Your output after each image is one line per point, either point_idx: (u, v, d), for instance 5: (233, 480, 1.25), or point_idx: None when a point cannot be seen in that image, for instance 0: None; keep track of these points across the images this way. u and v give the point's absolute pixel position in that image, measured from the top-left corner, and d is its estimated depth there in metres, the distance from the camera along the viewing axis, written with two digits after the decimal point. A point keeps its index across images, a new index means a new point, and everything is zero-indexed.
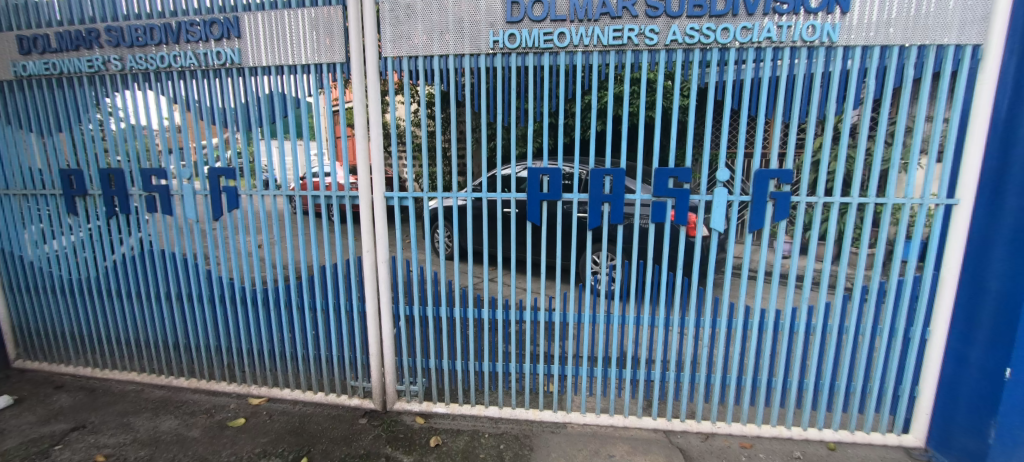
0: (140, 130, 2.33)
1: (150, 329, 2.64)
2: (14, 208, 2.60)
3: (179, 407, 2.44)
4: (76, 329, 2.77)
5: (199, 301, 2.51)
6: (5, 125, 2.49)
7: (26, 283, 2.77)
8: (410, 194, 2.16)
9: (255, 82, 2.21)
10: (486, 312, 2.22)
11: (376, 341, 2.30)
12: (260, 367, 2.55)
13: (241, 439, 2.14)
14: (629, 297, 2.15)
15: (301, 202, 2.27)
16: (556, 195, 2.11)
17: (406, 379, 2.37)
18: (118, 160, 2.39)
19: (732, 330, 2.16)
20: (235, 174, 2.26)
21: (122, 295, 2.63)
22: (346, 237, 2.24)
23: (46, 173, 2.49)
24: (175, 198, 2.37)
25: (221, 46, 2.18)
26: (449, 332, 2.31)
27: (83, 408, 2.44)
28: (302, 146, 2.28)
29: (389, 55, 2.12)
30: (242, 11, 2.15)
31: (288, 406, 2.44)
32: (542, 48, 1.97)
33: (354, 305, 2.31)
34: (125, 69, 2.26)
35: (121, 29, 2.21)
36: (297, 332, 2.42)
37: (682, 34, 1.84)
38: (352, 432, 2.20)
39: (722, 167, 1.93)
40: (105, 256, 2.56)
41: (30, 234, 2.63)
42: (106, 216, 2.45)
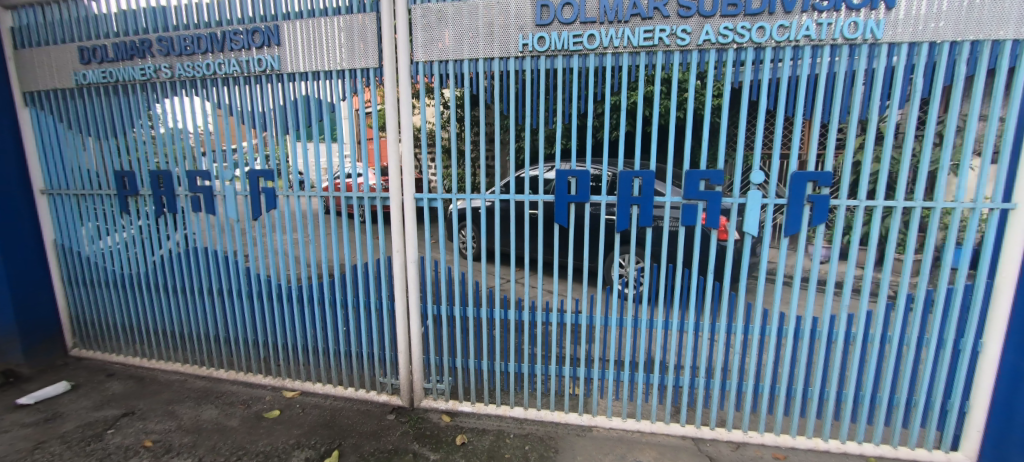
0: (186, 133, 2.46)
1: (193, 322, 2.79)
2: (73, 207, 2.80)
3: (220, 397, 2.56)
4: (127, 321, 2.94)
5: (238, 296, 2.63)
6: (66, 130, 2.67)
7: (83, 277, 2.97)
8: (439, 196, 2.20)
9: (293, 87, 2.30)
10: (513, 313, 2.22)
11: (404, 339, 2.35)
12: (294, 361, 2.64)
13: (277, 430, 2.23)
14: (658, 301, 2.11)
15: (334, 202, 2.34)
16: (583, 197, 2.10)
17: (433, 377, 2.40)
18: (166, 162, 2.53)
19: (765, 337, 2.09)
20: (273, 175, 2.36)
21: (168, 290, 2.78)
22: (377, 237, 2.29)
23: (101, 175, 2.66)
24: (218, 198, 2.49)
25: (262, 53, 2.28)
26: (475, 332, 2.33)
27: (133, 395, 2.60)
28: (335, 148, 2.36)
29: (420, 60, 2.16)
30: (282, 19, 2.24)
31: (320, 399, 2.52)
32: (572, 50, 1.97)
33: (384, 303, 2.37)
34: (174, 77, 2.40)
35: (171, 39, 2.35)
36: (330, 329, 2.50)
37: (715, 34, 1.81)
38: (381, 427, 2.25)
39: (756, 169, 1.88)
40: (153, 253, 2.72)
41: (88, 231, 2.82)
42: (155, 214, 2.60)
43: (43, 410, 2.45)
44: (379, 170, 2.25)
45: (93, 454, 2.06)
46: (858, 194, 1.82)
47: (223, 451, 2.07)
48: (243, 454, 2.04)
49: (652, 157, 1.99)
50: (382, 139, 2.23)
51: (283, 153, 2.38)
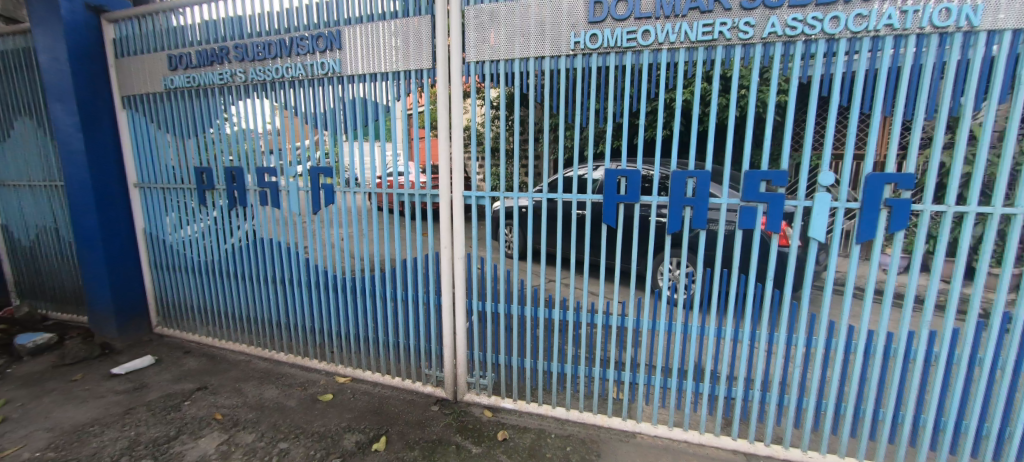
0: (256, 133, 2.65)
1: (258, 307, 3.00)
2: (160, 199, 3.11)
3: (280, 378, 2.75)
4: (201, 304, 3.23)
5: (299, 285, 2.81)
6: (156, 130, 2.97)
7: (166, 262, 3.29)
8: (487, 193, 2.22)
9: (352, 88, 2.42)
10: (557, 312, 2.21)
11: (449, 334, 2.41)
12: (347, 349, 2.78)
13: (330, 413, 2.36)
14: (710, 308, 2.02)
15: (386, 199, 2.44)
16: (633, 197, 2.05)
17: (476, 372, 2.44)
18: (238, 159, 2.74)
19: (831, 351, 1.94)
20: (332, 172, 2.49)
21: (237, 276, 3.02)
22: (426, 232, 2.36)
23: (182, 170, 2.94)
24: (282, 193, 2.67)
25: (325, 57, 2.42)
26: (519, 330, 2.35)
27: (205, 372, 2.85)
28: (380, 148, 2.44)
29: (472, 60, 2.20)
30: (343, 25, 2.36)
31: (369, 386, 2.64)
32: (625, 47, 1.93)
33: (431, 297, 2.44)
34: (248, 80, 2.60)
35: (246, 46, 2.55)
36: (380, 320, 2.61)
37: (782, 26, 1.70)
38: (425, 417, 2.32)
39: (825, 170, 1.75)
40: (224, 242, 2.96)
41: (171, 221, 3.13)
42: (228, 207, 2.83)
43: (132, 379, 2.75)
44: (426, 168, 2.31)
45: (173, 422, 2.27)
46: (947, 199, 1.64)
47: (283, 429, 2.22)
48: (301, 433, 2.18)
49: (709, 156, 1.90)
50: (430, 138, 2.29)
51: (337, 152, 2.52)
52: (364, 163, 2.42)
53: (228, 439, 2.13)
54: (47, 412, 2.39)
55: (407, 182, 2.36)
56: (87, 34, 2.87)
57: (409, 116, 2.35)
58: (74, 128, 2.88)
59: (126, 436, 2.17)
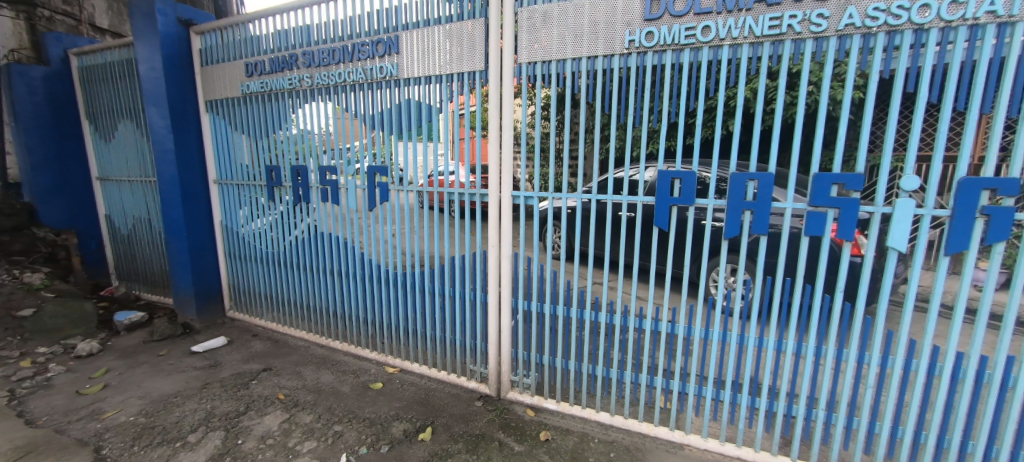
0: (319, 134, 2.83)
1: (317, 297, 3.21)
2: (235, 194, 3.40)
3: (335, 365, 2.92)
4: (267, 292, 3.50)
5: (354, 278, 2.97)
6: (233, 131, 3.26)
7: (238, 252, 3.59)
8: (536, 193, 2.23)
9: (407, 91, 2.52)
10: (604, 315, 2.18)
11: (495, 332, 2.45)
12: (396, 341, 2.90)
13: (380, 400, 2.48)
14: (770, 319, 1.90)
15: (432, 197, 2.52)
16: (687, 200, 1.97)
17: (520, 371, 2.46)
18: (303, 159, 2.95)
19: (910, 373, 1.76)
20: (386, 171, 2.62)
21: (298, 268, 3.24)
22: (473, 231, 2.41)
23: (254, 168, 3.20)
24: (341, 191, 2.84)
25: (383, 61, 2.54)
26: (563, 331, 2.34)
27: (269, 354, 3.08)
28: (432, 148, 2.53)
29: (524, 61, 2.22)
30: (401, 30, 2.46)
31: (416, 378, 2.74)
32: (683, 44, 1.86)
33: (477, 294, 2.48)
34: (313, 85, 2.79)
35: (312, 53, 2.74)
36: (428, 314, 2.70)
37: (861, 17, 1.57)
38: (469, 412, 2.37)
39: (908, 174, 1.58)
40: (289, 236, 3.19)
41: (244, 215, 3.42)
42: (293, 202, 3.05)
43: (207, 357, 3.03)
44: (469, 167, 2.36)
45: (242, 398, 2.49)
46: None
47: (337, 412, 2.36)
48: (353, 417, 2.31)
49: (774, 158, 1.79)
50: (475, 138, 2.35)
51: (385, 152, 2.65)
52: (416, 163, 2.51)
53: (289, 418, 2.30)
54: (140, 382, 2.70)
55: (457, 182, 2.41)
56: (178, 45, 3.20)
57: (461, 116, 2.41)
58: (166, 130, 3.22)
59: (203, 408, 2.40)
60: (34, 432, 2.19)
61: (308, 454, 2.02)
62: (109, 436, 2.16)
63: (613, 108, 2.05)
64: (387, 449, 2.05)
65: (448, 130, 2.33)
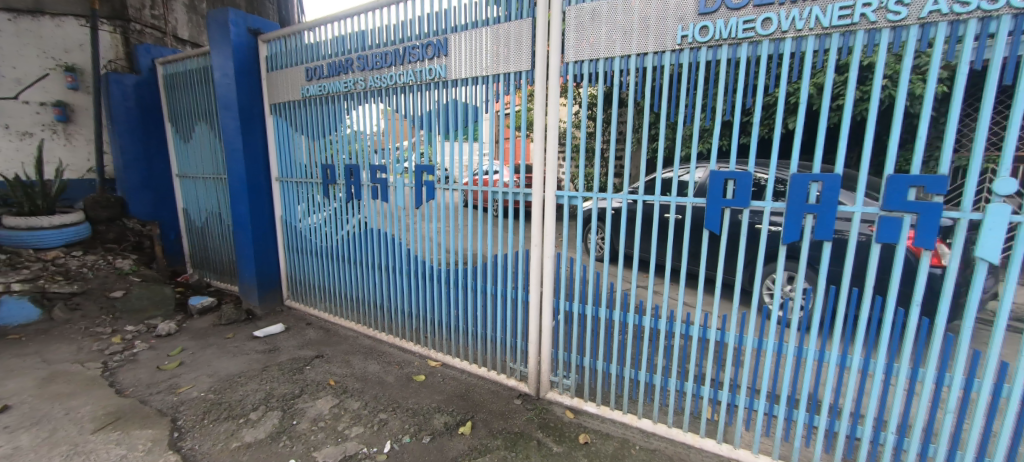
0: (371, 134, 2.97)
1: (366, 290, 3.36)
2: (294, 191, 3.63)
3: (381, 356, 3.05)
4: (321, 283, 3.71)
5: (400, 273, 3.08)
6: (294, 131, 3.48)
7: (295, 245, 3.83)
8: (580, 193, 2.21)
9: (454, 92, 2.58)
10: (648, 319, 2.13)
11: (536, 331, 2.45)
12: (439, 335, 2.98)
13: (423, 392, 2.56)
14: (833, 332, 1.76)
15: (472, 196, 2.57)
16: (742, 202, 1.87)
17: (560, 372, 2.45)
18: (356, 158, 3.10)
19: (1002, 401, 1.57)
20: (432, 170, 2.70)
21: (349, 261, 3.41)
22: (516, 230, 2.42)
23: (312, 167, 3.41)
24: (390, 189, 2.95)
25: (432, 63, 2.61)
26: (605, 333, 2.30)
27: (321, 342, 3.27)
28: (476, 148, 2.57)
29: (571, 60, 2.20)
30: (450, 33, 2.52)
31: (458, 373, 2.81)
32: (740, 38, 1.77)
33: (519, 293, 2.50)
34: (367, 87, 2.93)
35: (367, 57, 2.87)
36: (471, 310, 2.75)
37: (948, 1, 1.41)
38: (508, 409, 2.39)
39: (1003, 176, 1.40)
40: (341, 231, 3.37)
41: (301, 210, 3.65)
42: (347, 199, 3.22)
43: (267, 342, 3.27)
44: (513, 167, 2.37)
45: (297, 382, 2.66)
46: None
47: (382, 401, 2.46)
48: (397, 407, 2.40)
49: (841, 158, 1.65)
50: (518, 138, 2.36)
51: (431, 151, 2.73)
52: (461, 162, 2.56)
53: (339, 404, 2.43)
54: (209, 361, 2.96)
55: (501, 181, 2.43)
56: (248, 53, 3.47)
57: (506, 116, 2.44)
58: (235, 131, 3.50)
59: (263, 389, 2.58)
60: (123, 400, 2.47)
61: (355, 438, 2.13)
62: (183, 409, 2.39)
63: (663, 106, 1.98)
64: (429, 440, 2.12)
65: (490, 130, 2.37)
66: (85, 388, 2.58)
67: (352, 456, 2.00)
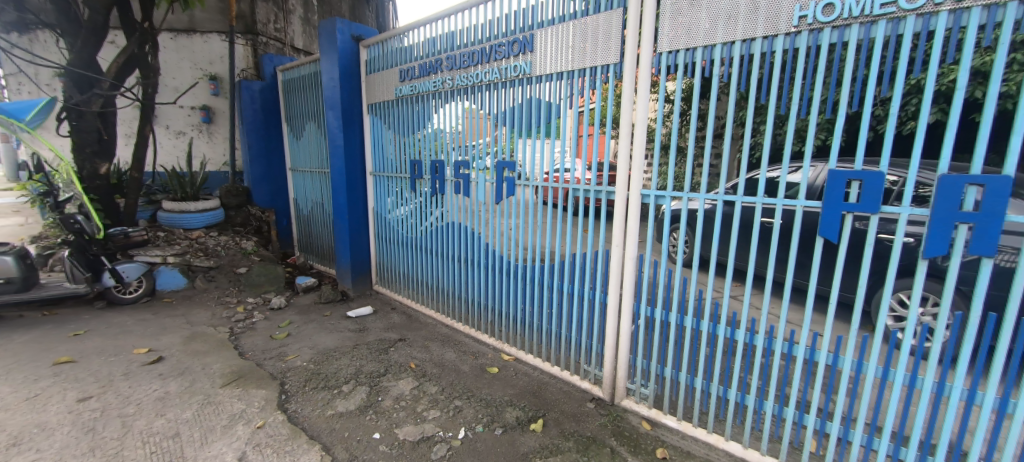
0: (456, 132, 3.09)
1: (446, 280, 3.51)
2: (385, 185, 3.92)
3: (458, 344, 3.19)
4: (405, 272, 3.97)
5: (479, 266, 3.17)
6: (387, 129, 3.75)
7: (384, 235, 4.13)
8: (668, 193, 2.05)
9: (538, 88, 2.56)
10: (742, 334, 1.93)
11: (613, 336, 2.36)
12: (514, 330, 3.01)
13: (496, 385, 2.61)
14: (990, 370, 1.44)
15: (551, 195, 2.55)
16: (869, 207, 1.60)
17: (637, 380, 2.33)
18: (441, 155, 3.25)
19: None
20: (513, 166, 2.71)
21: (431, 253, 3.60)
22: (596, 229, 2.35)
23: (402, 162, 3.65)
24: (472, 184, 3.04)
25: (518, 60, 2.63)
26: (691, 344, 2.14)
27: (403, 327, 3.50)
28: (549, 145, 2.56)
29: (665, 50, 2.06)
30: (537, 29, 2.51)
31: (530, 369, 2.82)
32: (876, 15, 1.50)
33: (597, 294, 2.43)
34: (454, 86, 3.04)
35: (455, 57, 2.99)
36: (547, 308, 2.73)
37: None
38: (581, 412, 2.34)
39: None
40: (425, 223, 3.56)
41: (390, 202, 3.93)
42: (432, 193, 3.39)
43: (358, 323, 3.58)
44: (590, 164, 2.35)
45: (382, 362, 2.87)
46: None
47: (457, 388, 2.56)
48: (471, 396, 2.48)
49: (1015, 156, 1.32)
50: (599, 135, 2.29)
51: (511, 148, 2.76)
52: (532, 159, 2.61)
53: (418, 386, 2.57)
54: (311, 335, 3.32)
55: (571, 178, 2.42)
56: (351, 58, 3.81)
57: (583, 113, 2.39)
58: (338, 129, 3.89)
59: (353, 365, 2.83)
60: (244, 362, 2.87)
61: (432, 421, 2.24)
62: (290, 375, 2.71)
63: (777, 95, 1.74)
64: (501, 432, 2.15)
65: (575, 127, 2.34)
66: (217, 348, 3.05)
67: (430, 438, 2.11)
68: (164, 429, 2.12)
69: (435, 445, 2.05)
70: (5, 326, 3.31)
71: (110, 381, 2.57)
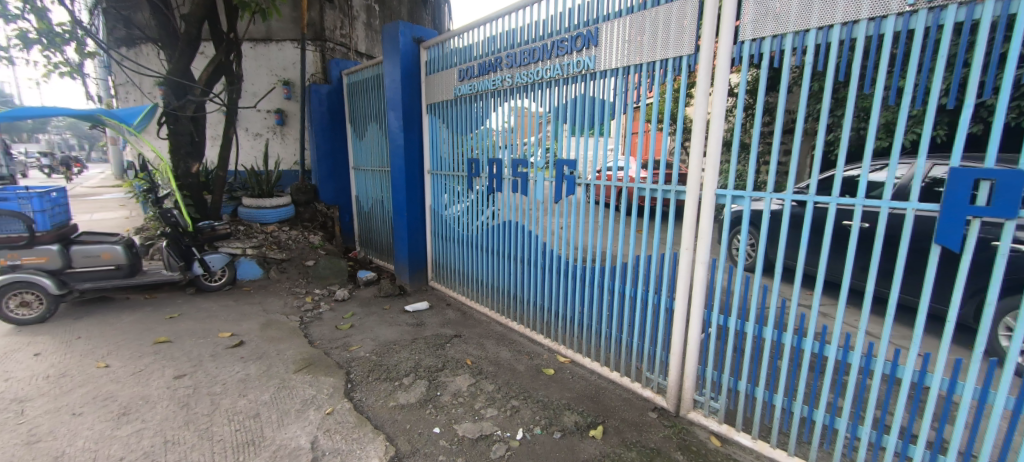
0: (515, 130, 3.07)
1: (502, 278, 3.50)
2: (442, 183, 3.99)
3: (513, 343, 3.19)
4: (461, 269, 4.02)
5: (535, 266, 3.14)
6: (445, 127, 3.81)
7: (440, 232, 4.21)
8: (747, 193, 1.86)
9: (602, 84, 2.46)
10: (834, 350, 1.73)
11: (680, 344, 2.23)
12: (571, 332, 2.94)
13: (552, 386, 2.58)
14: None
15: (601, 193, 2.54)
16: (1006, 212, 1.34)
17: (706, 392, 2.19)
18: (499, 153, 3.24)
19: None
20: (575, 165, 2.63)
21: (486, 250, 3.61)
22: (663, 231, 2.23)
23: (459, 161, 3.70)
24: (530, 183, 3.01)
25: (581, 55, 2.54)
26: (771, 358, 1.96)
27: (458, 323, 3.56)
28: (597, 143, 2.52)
29: (747, 38, 1.85)
30: (602, 22, 2.40)
31: (587, 373, 2.75)
32: None
33: (662, 299, 2.29)
34: (514, 84, 3.02)
35: (515, 55, 2.97)
36: (606, 311, 2.64)
37: None
38: (643, 422, 2.24)
39: None
40: (481, 221, 3.58)
41: (447, 199, 4.00)
42: (488, 191, 3.40)
43: (415, 317, 3.69)
44: (640, 161, 2.28)
45: (440, 357, 2.93)
46: None
47: (514, 388, 2.55)
48: (528, 396, 2.46)
49: None
50: (659, 131, 2.16)
51: (571, 144, 2.68)
52: (588, 157, 2.56)
53: (475, 383, 2.60)
54: (373, 327, 3.46)
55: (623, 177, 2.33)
56: (412, 59, 3.92)
57: (638, 109, 2.29)
58: (399, 129, 4.03)
59: (412, 358, 2.91)
60: (313, 349, 3.05)
61: (490, 420, 2.24)
62: (355, 364, 2.84)
63: (893, 80, 1.45)
64: (559, 436, 2.11)
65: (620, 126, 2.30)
66: (290, 335, 3.27)
67: (488, 436, 2.11)
68: (246, 409, 2.30)
69: (494, 445, 2.05)
70: (115, 307, 3.77)
71: (200, 361, 2.83)
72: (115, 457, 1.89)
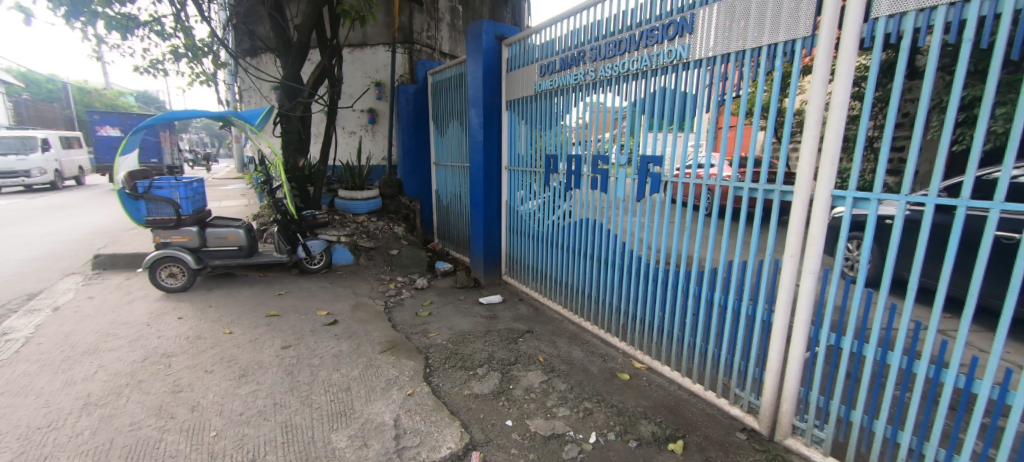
0: (596, 126, 2.98)
1: (576, 277, 3.44)
2: (519, 179, 4.01)
3: (585, 344, 3.12)
4: (534, 265, 4.03)
5: (613, 266, 3.03)
6: (524, 123, 3.82)
7: (515, 227, 4.26)
8: (874, 195, 1.58)
9: (694, 74, 2.27)
10: (993, 390, 1.41)
11: (778, 362, 2.00)
12: (649, 338, 2.80)
13: (627, 393, 2.47)
14: None
15: (683, 191, 2.37)
16: None
17: (809, 419, 1.94)
18: (579, 148, 3.17)
19: None
20: (661, 161, 2.47)
21: (561, 248, 3.57)
22: (763, 237, 2.01)
23: (537, 157, 3.70)
24: (610, 180, 2.91)
25: (673, 44, 2.37)
26: (898, 390, 1.67)
27: (531, 319, 3.58)
28: (685, 139, 2.34)
29: (881, 14, 1.55)
30: (698, 7, 2.21)
31: (666, 383, 2.60)
32: None
33: (759, 311, 2.08)
34: (597, 78, 2.94)
35: (599, 47, 2.88)
36: (690, 320, 2.45)
37: None
38: (730, 442, 2.06)
39: None
40: (557, 217, 3.55)
41: (523, 195, 4.02)
42: (566, 187, 3.34)
43: (488, 309, 3.79)
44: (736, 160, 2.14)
45: (512, 351, 2.97)
46: None
47: (587, 389, 2.50)
48: (602, 400, 2.40)
49: None
50: (760, 126, 1.94)
51: (658, 139, 2.52)
52: (674, 153, 2.39)
53: (547, 381, 2.59)
54: (449, 316, 3.62)
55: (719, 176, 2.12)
56: (494, 56, 3.99)
57: (738, 99, 2.08)
58: (480, 126, 4.15)
59: (486, 350, 2.99)
60: (396, 333, 3.28)
61: (562, 419, 2.22)
62: (432, 350, 2.99)
63: None
64: (635, 445, 2.02)
65: (713, 118, 2.12)
66: (376, 318, 3.55)
67: (560, 436, 2.09)
68: (340, 382, 2.53)
69: (566, 445, 2.03)
70: (238, 282, 4.40)
71: (302, 335, 3.18)
72: (237, 412, 2.20)
